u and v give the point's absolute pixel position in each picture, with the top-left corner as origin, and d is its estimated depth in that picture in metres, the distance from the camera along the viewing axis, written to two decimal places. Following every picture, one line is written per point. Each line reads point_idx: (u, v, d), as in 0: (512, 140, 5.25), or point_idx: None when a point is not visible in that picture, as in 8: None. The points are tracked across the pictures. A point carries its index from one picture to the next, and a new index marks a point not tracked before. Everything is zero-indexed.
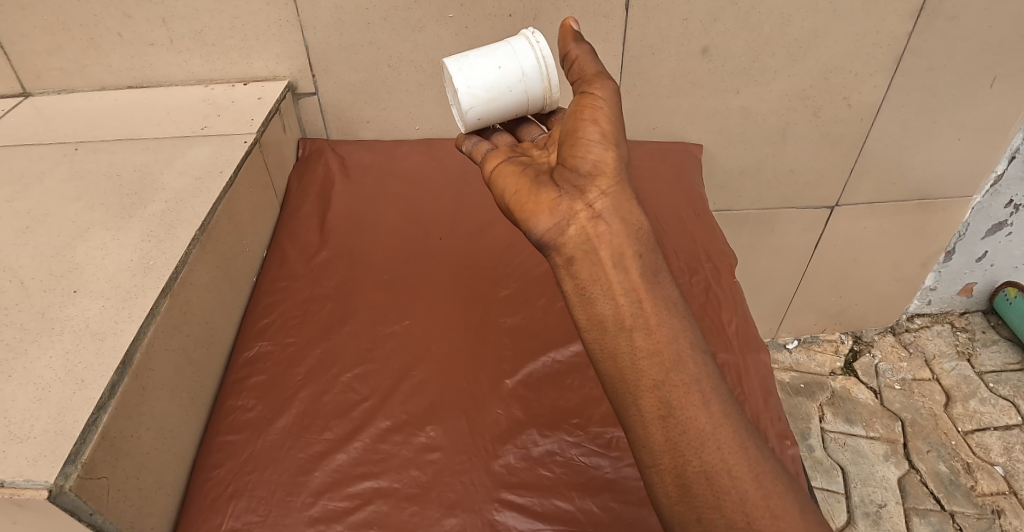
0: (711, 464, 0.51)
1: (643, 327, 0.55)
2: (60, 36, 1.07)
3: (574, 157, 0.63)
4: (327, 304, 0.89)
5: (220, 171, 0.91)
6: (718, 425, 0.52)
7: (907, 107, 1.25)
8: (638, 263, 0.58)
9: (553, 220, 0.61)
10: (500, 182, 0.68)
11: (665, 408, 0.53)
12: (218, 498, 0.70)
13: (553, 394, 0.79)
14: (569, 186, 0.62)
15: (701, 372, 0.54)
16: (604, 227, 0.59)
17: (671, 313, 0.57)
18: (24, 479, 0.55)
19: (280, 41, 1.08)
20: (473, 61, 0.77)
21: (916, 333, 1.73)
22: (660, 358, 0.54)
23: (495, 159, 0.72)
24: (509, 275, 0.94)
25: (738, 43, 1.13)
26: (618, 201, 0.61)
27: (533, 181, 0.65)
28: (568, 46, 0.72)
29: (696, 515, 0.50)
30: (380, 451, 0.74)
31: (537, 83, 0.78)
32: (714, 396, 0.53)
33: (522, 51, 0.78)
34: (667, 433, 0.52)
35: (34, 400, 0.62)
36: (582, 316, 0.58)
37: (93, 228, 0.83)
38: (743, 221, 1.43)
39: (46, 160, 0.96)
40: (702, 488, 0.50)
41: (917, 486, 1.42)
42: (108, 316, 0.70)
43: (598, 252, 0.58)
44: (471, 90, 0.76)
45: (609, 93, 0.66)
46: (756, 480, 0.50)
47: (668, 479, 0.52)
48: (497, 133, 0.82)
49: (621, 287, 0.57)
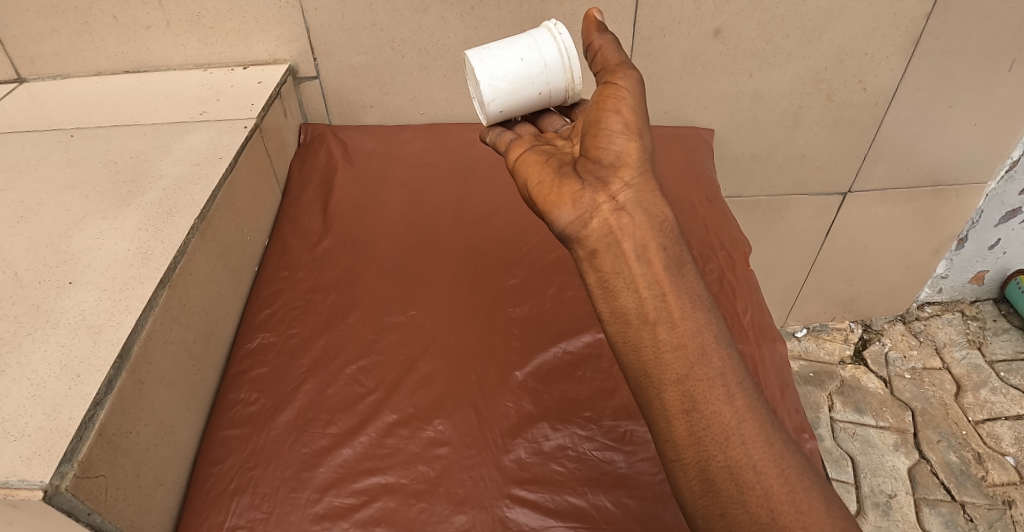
0: (737, 460, 0.49)
1: (666, 321, 0.53)
2: (53, 19, 1.04)
3: (596, 148, 0.62)
4: (331, 293, 0.87)
5: (219, 157, 0.88)
6: (742, 418, 0.50)
7: (923, 91, 1.21)
8: (662, 255, 0.56)
9: (575, 212, 0.59)
10: (522, 172, 0.66)
11: (689, 401, 0.51)
12: (220, 495, 0.68)
13: (563, 387, 0.77)
14: (591, 177, 0.60)
15: (726, 365, 0.52)
16: (627, 219, 0.57)
17: (697, 306, 0.54)
18: (19, 479, 0.53)
19: (280, 24, 1.05)
20: (494, 54, 0.75)
21: (926, 321, 1.71)
22: (684, 351, 0.52)
23: (518, 148, 0.70)
24: (518, 263, 0.91)
25: (751, 24, 1.09)
26: (641, 192, 0.59)
27: (556, 172, 0.63)
28: (591, 36, 0.69)
29: (721, 509, 0.49)
30: (386, 445, 0.72)
31: (559, 75, 0.75)
32: (740, 390, 0.51)
33: (543, 42, 0.75)
34: (691, 426, 0.51)
35: (28, 396, 0.60)
36: (605, 308, 0.56)
37: (89, 217, 0.80)
38: (753, 208, 1.41)
39: (41, 147, 0.93)
40: (726, 482, 0.49)
41: (927, 476, 1.41)
42: (105, 308, 0.68)
43: (621, 244, 0.56)
44: (493, 82, 0.73)
45: (633, 83, 0.64)
46: (782, 475, 0.48)
47: (691, 473, 0.50)
48: (519, 125, 0.79)
49: (644, 280, 0.54)
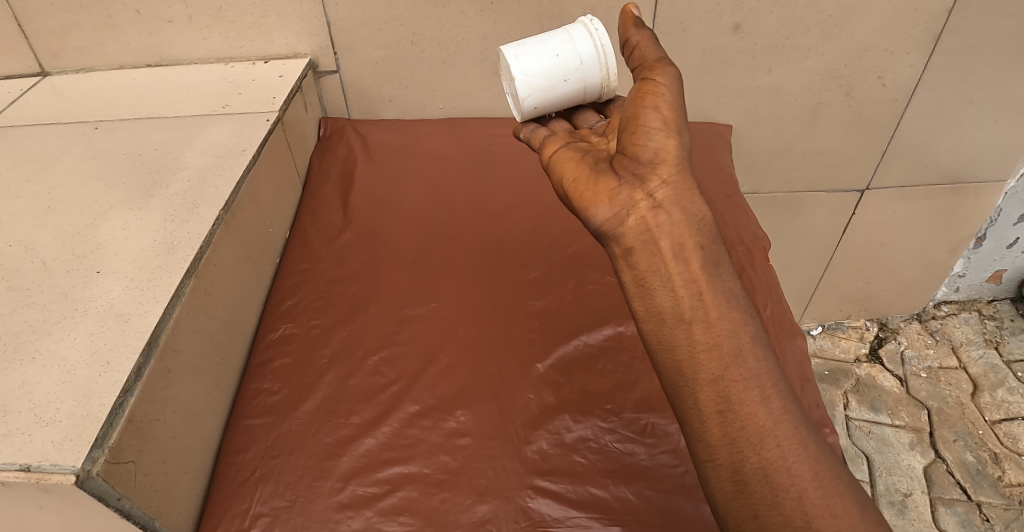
0: (771, 461, 0.50)
1: (702, 320, 0.53)
2: (76, 14, 1.05)
3: (633, 146, 0.61)
4: (353, 285, 0.88)
5: (242, 150, 0.88)
6: (778, 420, 0.51)
7: (943, 87, 1.20)
8: (699, 255, 0.56)
9: (611, 210, 0.59)
10: (557, 169, 0.67)
11: (723, 401, 0.52)
12: (244, 483, 0.69)
13: (585, 379, 0.77)
14: (628, 174, 0.60)
15: (762, 367, 0.53)
16: (664, 217, 0.57)
17: (732, 307, 0.54)
18: (51, 464, 0.54)
19: (301, 18, 1.05)
20: (528, 49, 0.75)
21: (942, 321, 1.70)
22: (720, 351, 0.52)
23: (553, 145, 0.70)
24: (538, 257, 0.92)
25: (771, 19, 1.09)
26: (679, 190, 0.58)
27: (592, 168, 0.63)
28: (629, 31, 0.69)
29: (753, 511, 0.50)
30: (408, 435, 0.72)
31: (595, 71, 0.75)
32: (775, 392, 0.52)
33: (579, 38, 0.75)
34: (725, 427, 0.51)
35: (58, 383, 0.61)
36: (640, 306, 0.57)
37: (114, 208, 0.81)
38: (770, 204, 1.40)
39: (66, 139, 0.94)
40: (760, 484, 0.50)
41: (943, 476, 1.40)
42: (132, 297, 0.69)
43: (658, 242, 0.56)
44: (528, 78, 0.74)
45: (672, 79, 0.63)
46: (817, 479, 0.49)
47: (723, 473, 0.51)
48: (554, 121, 0.80)
49: (680, 279, 0.55)
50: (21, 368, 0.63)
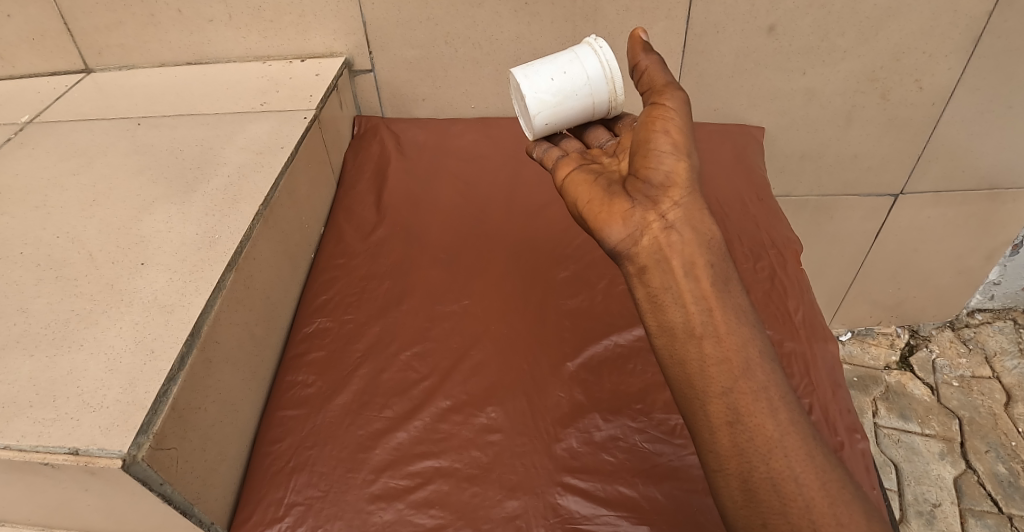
0: (779, 471, 0.49)
1: (712, 335, 0.54)
2: (120, 12, 1.08)
3: (645, 168, 0.62)
4: (385, 282, 0.89)
5: (281, 147, 0.90)
6: (785, 430, 0.51)
7: (982, 91, 1.18)
8: (710, 272, 0.57)
9: (626, 230, 0.60)
10: (571, 192, 0.67)
11: (733, 413, 0.52)
12: (279, 472, 0.71)
13: (614, 379, 0.77)
14: (641, 196, 0.61)
15: (770, 379, 0.53)
16: (676, 237, 0.58)
17: (741, 321, 0.55)
18: (98, 448, 0.56)
19: (338, 18, 1.07)
20: (537, 69, 0.76)
21: (976, 329, 1.66)
22: (729, 365, 0.53)
23: (567, 167, 0.70)
24: (568, 256, 0.92)
25: (806, 21, 1.08)
26: (690, 211, 0.59)
27: (606, 191, 0.64)
28: (636, 55, 0.69)
29: (762, 520, 0.49)
30: (440, 430, 0.73)
31: (601, 86, 0.75)
32: (783, 404, 0.52)
33: (585, 57, 0.77)
34: (734, 438, 0.51)
35: (105, 370, 0.63)
36: (652, 321, 0.57)
37: (157, 201, 0.83)
38: (802, 206, 1.39)
39: (110, 134, 0.97)
40: (768, 493, 0.49)
41: (973, 487, 1.37)
42: (176, 288, 0.71)
43: (670, 261, 0.57)
44: (538, 95, 0.74)
45: (680, 104, 0.64)
46: (824, 488, 0.49)
47: (733, 483, 0.51)
48: (566, 139, 0.79)
49: (691, 295, 0.55)
50: (69, 354, 0.65)
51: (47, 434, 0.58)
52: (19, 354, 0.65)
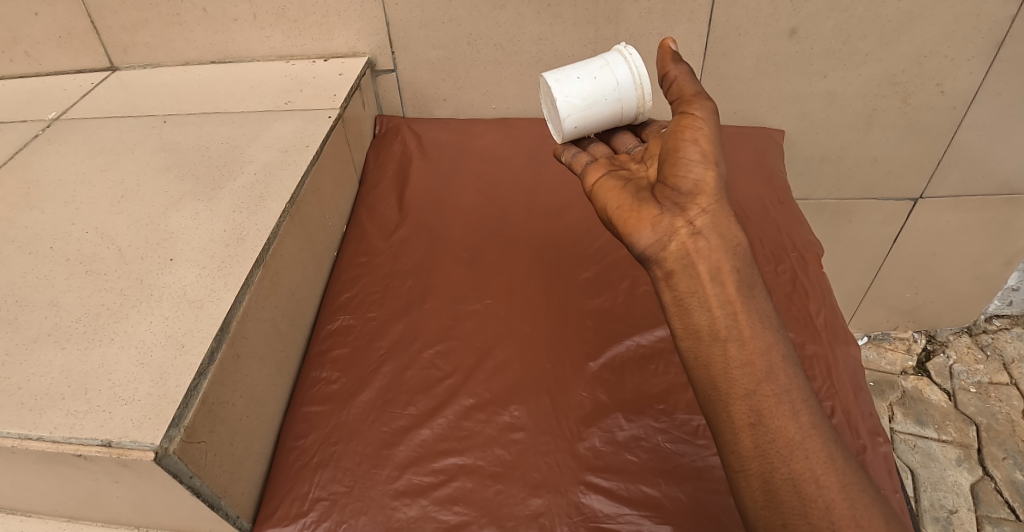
0: (800, 473, 0.50)
1: (737, 338, 0.54)
2: (147, 11, 1.09)
3: (674, 177, 0.62)
4: (408, 280, 0.90)
5: (306, 145, 0.91)
6: (806, 433, 0.51)
7: (1004, 95, 1.17)
8: (735, 277, 0.57)
9: (654, 235, 0.60)
10: (599, 197, 0.67)
11: (755, 415, 0.52)
12: (304, 467, 0.71)
13: (637, 379, 0.78)
14: (669, 202, 0.61)
15: (793, 383, 0.53)
16: (703, 242, 0.58)
17: (765, 326, 0.55)
18: (131, 440, 0.57)
19: (361, 18, 1.08)
20: (568, 74, 0.78)
21: (994, 335, 1.65)
22: (753, 368, 0.53)
23: (595, 173, 0.70)
24: (591, 257, 0.92)
25: (828, 24, 1.08)
26: (718, 218, 0.59)
27: (634, 196, 0.64)
28: (666, 66, 0.69)
29: (782, 520, 0.50)
30: (464, 428, 0.74)
31: (631, 92, 0.76)
32: (805, 408, 0.52)
33: (615, 64, 0.77)
34: (756, 439, 0.52)
35: (136, 364, 0.64)
36: (678, 324, 0.57)
37: (184, 198, 0.84)
38: (820, 210, 1.38)
39: (136, 131, 0.98)
40: (789, 494, 0.50)
41: (991, 494, 1.36)
42: (205, 284, 0.72)
43: (697, 266, 0.57)
44: (568, 98, 0.75)
45: (709, 114, 0.64)
46: (844, 491, 0.49)
47: (754, 483, 0.51)
48: (593, 143, 0.79)
49: (717, 299, 0.56)
50: (101, 348, 0.66)
51: (79, 426, 0.59)
52: (51, 347, 0.66)
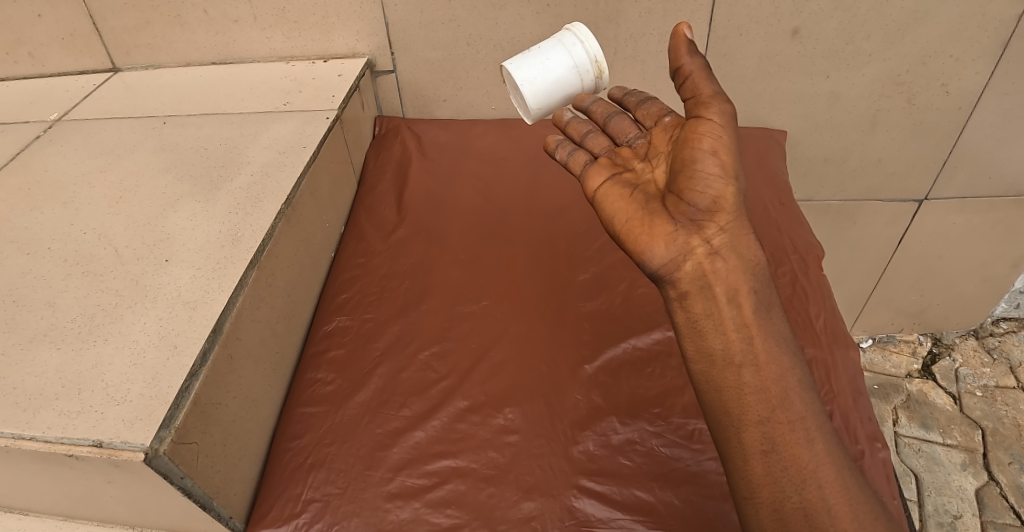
0: (811, 502, 0.51)
1: (751, 364, 0.55)
2: (148, 13, 1.10)
3: (689, 191, 0.60)
4: (405, 281, 0.90)
5: (304, 146, 0.91)
6: (818, 461, 0.52)
7: (1011, 96, 1.16)
8: (751, 300, 0.57)
9: (668, 253, 0.60)
10: (607, 205, 0.65)
11: (768, 443, 0.53)
12: (298, 468, 0.72)
13: (633, 382, 0.77)
14: (685, 221, 0.60)
15: (807, 410, 0.54)
16: (720, 264, 0.58)
17: (779, 350, 0.56)
18: (122, 441, 0.57)
19: (361, 19, 1.08)
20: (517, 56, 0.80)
21: (1000, 338, 1.63)
22: (767, 395, 0.54)
23: (599, 176, 0.68)
24: (589, 258, 0.92)
25: (831, 23, 1.06)
26: (736, 237, 0.59)
27: (645, 209, 0.63)
28: (681, 59, 0.64)
29: None
30: (458, 430, 0.74)
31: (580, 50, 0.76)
32: (818, 434, 0.53)
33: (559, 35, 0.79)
34: (768, 467, 0.53)
35: (129, 365, 0.64)
36: (690, 347, 0.58)
37: (182, 199, 0.85)
38: (824, 211, 1.37)
39: (136, 132, 0.99)
40: (799, 523, 0.51)
41: (996, 499, 1.34)
42: (199, 285, 0.72)
43: (713, 288, 0.58)
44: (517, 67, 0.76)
45: (727, 118, 0.61)
46: (856, 522, 0.50)
47: (764, 511, 0.52)
48: (592, 136, 0.74)
49: (732, 322, 0.56)
50: (95, 348, 0.66)
51: (71, 426, 0.60)
52: (46, 347, 0.67)
